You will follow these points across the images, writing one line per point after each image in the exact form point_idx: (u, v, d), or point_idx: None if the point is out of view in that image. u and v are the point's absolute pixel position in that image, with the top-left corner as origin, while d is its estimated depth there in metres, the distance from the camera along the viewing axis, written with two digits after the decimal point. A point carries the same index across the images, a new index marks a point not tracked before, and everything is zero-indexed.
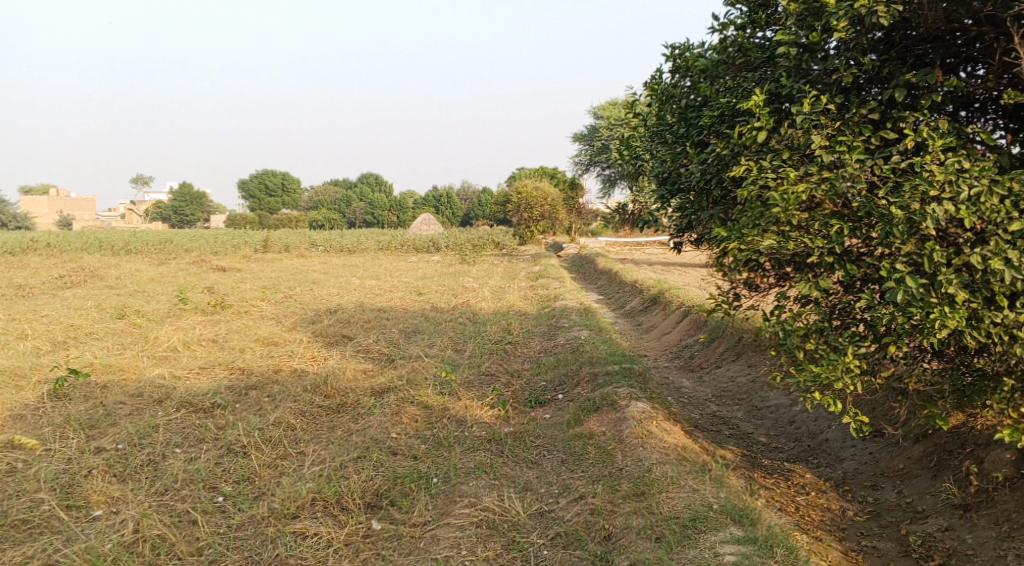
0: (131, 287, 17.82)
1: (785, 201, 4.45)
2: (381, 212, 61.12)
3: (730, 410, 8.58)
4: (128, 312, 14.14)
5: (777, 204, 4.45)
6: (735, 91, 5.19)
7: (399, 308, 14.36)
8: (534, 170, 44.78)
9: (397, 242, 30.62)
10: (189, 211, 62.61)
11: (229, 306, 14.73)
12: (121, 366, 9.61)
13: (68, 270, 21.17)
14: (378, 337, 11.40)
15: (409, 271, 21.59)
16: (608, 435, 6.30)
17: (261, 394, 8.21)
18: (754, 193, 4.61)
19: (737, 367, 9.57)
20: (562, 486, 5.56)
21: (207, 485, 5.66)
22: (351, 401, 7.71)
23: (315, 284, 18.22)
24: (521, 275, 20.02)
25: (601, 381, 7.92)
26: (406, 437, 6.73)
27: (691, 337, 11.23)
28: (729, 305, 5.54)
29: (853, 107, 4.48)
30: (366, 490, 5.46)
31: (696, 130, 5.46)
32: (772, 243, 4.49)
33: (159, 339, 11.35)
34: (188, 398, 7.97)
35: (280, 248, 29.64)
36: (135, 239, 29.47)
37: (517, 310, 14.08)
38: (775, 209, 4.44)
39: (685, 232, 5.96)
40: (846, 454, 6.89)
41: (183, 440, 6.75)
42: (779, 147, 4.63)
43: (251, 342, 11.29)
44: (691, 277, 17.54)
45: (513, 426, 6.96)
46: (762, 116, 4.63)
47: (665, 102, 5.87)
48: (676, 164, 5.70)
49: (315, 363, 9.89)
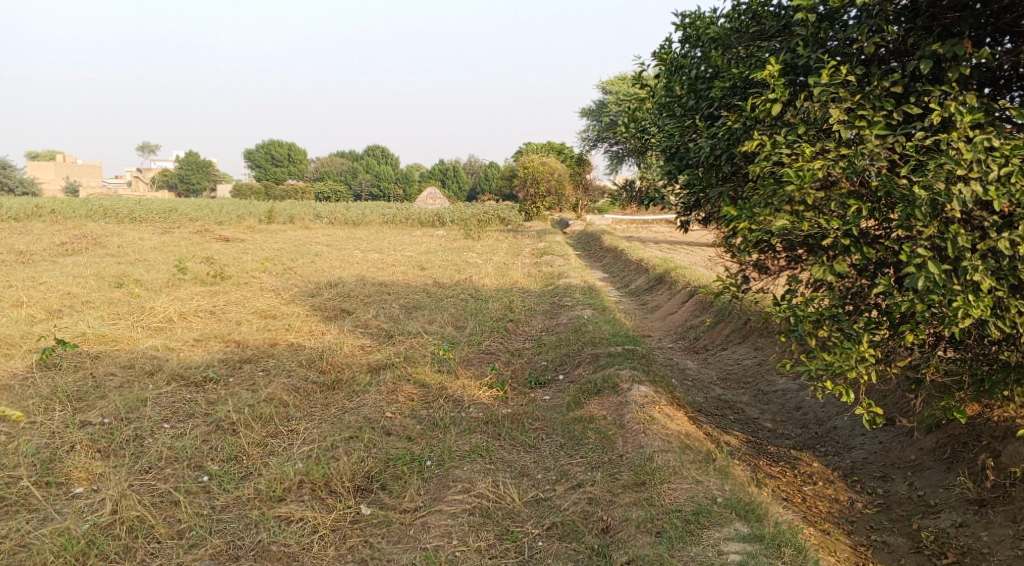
0: (133, 255, 17.64)
1: (800, 179, 4.18)
2: (388, 185, 60.78)
3: (735, 394, 8.36)
4: (127, 281, 13.96)
5: (791, 181, 4.19)
6: (748, 61, 4.90)
7: (401, 282, 14.14)
8: (542, 145, 44.29)
9: (403, 215, 30.35)
10: (195, 180, 62.31)
11: (229, 277, 14.53)
12: (115, 336, 9.42)
13: (71, 237, 20.99)
14: (378, 312, 11.18)
15: (413, 245, 21.33)
16: (609, 420, 6.08)
17: (255, 368, 8.01)
18: (767, 170, 4.34)
19: (743, 350, 9.34)
20: (560, 473, 5.36)
21: (191, 463, 5.47)
22: (346, 377, 7.50)
23: (318, 257, 18.02)
24: (526, 251, 19.75)
25: (603, 362, 7.70)
26: (401, 416, 6.52)
27: (696, 318, 11.00)
28: (737, 288, 5.28)
29: (876, 79, 4.19)
30: (356, 473, 5.27)
31: (707, 103, 5.19)
32: (785, 224, 4.23)
33: (156, 309, 11.16)
34: (180, 371, 7.78)
35: (285, 220, 29.40)
36: (140, 207, 29.28)
37: (520, 287, 13.83)
38: (790, 187, 4.17)
39: (692, 211, 5.70)
40: (853, 443, 6.68)
41: (172, 415, 6.56)
42: (795, 121, 4.34)
43: (249, 314, 11.09)
44: (698, 256, 17.26)
45: (511, 408, 6.75)
46: (777, 87, 4.34)
47: (674, 72, 5.61)
48: (684, 138, 5.44)
49: (312, 337, 9.69)
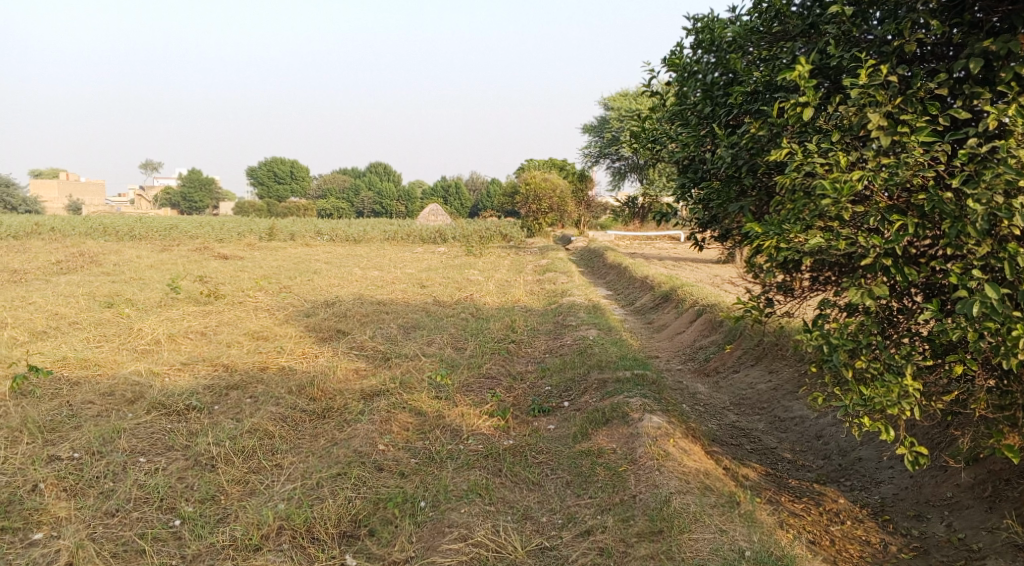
0: (128, 274, 17.21)
1: (836, 192, 3.71)
2: (390, 202, 60.54)
3: (750, 421, 7.88)
4: (118, 300, 13.52)
5: (826, 195, 3.74)
6: (771, 64, 4.49)
7: (400, 301, 13.69)
8: (544, 161, 44.04)
9: (403, 232, 29.93)
10: (197, 198, 62.04)
11: (223, 296, 14.09)
12: (97, 361, 8.97)
13: (66, 256, 20.59)
14: (375, 333, 10.72)
15: (414, 263, 20.89)
16: (619, 454, 5.62)
17: (242, 395, 7.54)
18: (798, 182, 3.88)
19: (756, 373, 8.86)
20: (566, 516, 4.89)
21: (163, 505, 5.01)
22: (337, 405, 7.04)
23: (316, 274, 17.58)
24: (529, 268, 19.32)
25: (610, 388, 7.21)
26: (395, 449, 6.06)
27: (704, 338, 10.53)
28: (759, 312, 4.81)
29: (918, 80, 3.75)
30: (342, 517, 4.84)
31: (725, 111, 4.76)
32: (820, 242, 3.77)
33: (143, 331, 10.70)
34: (161, 398, 7.30)
35: (285, 237, 29.02)
36: (139, 224, 28.89)
37: (522, 305, 13.38)
38: (825, 201, 3.72)
39: (708, 227, 5.26)
40: (880, 477, 6.21)
41: (149, 448, 6.11)
42: (828, 128, 3.90)
43: (240, 336, 10.63)
44: (703, 273, 16.81)
45: (513, 439, 6.28)
46: (808, 90, 3.89)
47: (687, 79, 5.18)
48: (699, 149, 5.01)
49: (305, 361, 9.23)
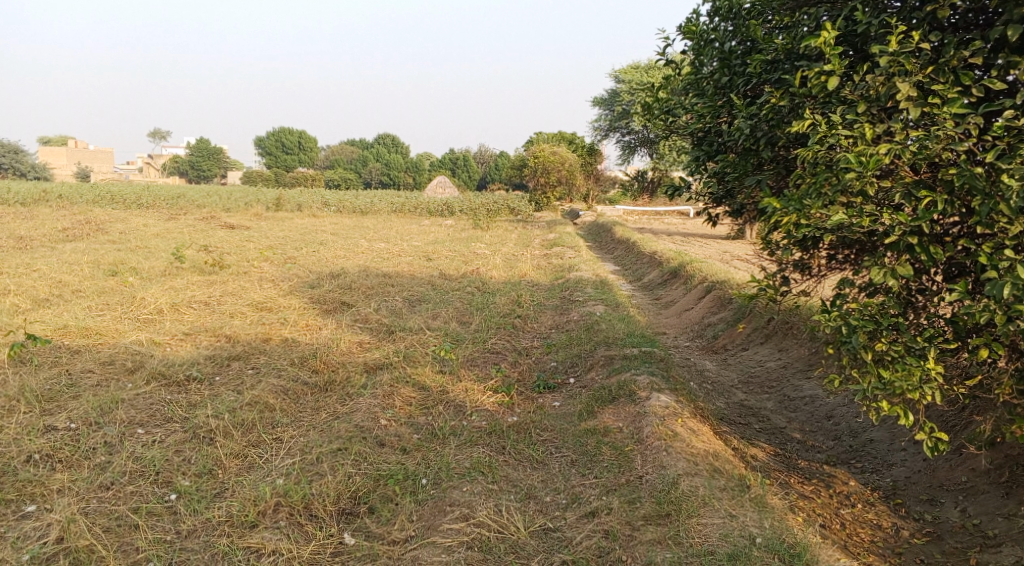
0: (134, 242, 17.09)
1: (861, 166, 3.55)
2: (398, 174, 60.26)
3: (759, 399, 7.74)
4: (122, 268, 13.42)
5: (851, 169, 3.57)
6: (793, 31, 4.29)
7: (406, 274, 13.55)
8: (553, 135, 43.65)
9: (411, 204, 29.73)
10: (205, 167, 61.83)
11: (227, 265, 13.97)
12: (99, 330, 8.87)
13: (73, 223, 20.48)
14: (380, 305, 10.59)
15: (421, 235, 20.72)
16: (626, 433, 5.50)
17: (244, 366, 7.43)
18: (821, 154, 3.71)
19: (765, 351, 8.71)
20: (571, 497, 4.77)
21: (158, 479, 4.92)
22: (339, 379, 6.92)
23: (322, 245, 17.44)
24: (536, 242, 19.14)
25: (617, 366, 7.07)
26: (397, 425, 5.95)
27: (712, 315, 10.37)
28: (774, 291, 4.65)
29: (952, 48, 3.55)
30: (341, 494, 4.75)
31: (744, 80, 4.57)
32: (842, 219, 3.61)
33: (146, 300, 10.59)
34: (161, 368, 7.19)
35: (292, 208, 28.86)
36: (146, 192, 28.76)
37: (529, 280, 13.22)
38: (850, 176, 3.56)
39: (723, 201, 5.07)
40: (892, 460, 6.08)
41: (147, 419, 6.01)
42: (853, 98, 3.71)
43: (244, 306, 10.52)
44: (712, 249, 16.62)
45: (518, 416, 6.16)
46: (834, 57, 3.70)
47: (704, 48, 4.98)
48: (716, 120, 4.82)
49: (308, 332, 9.11)
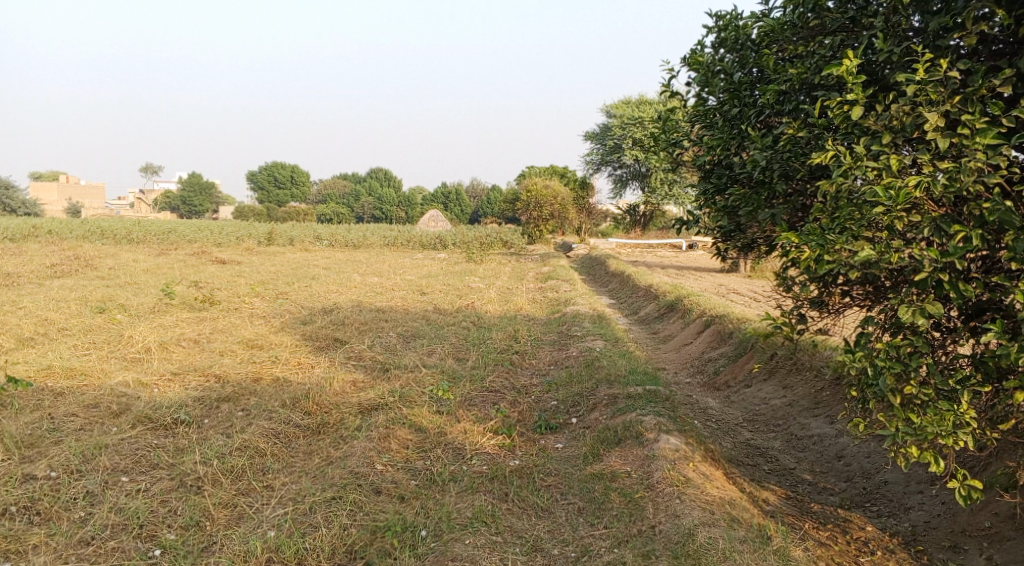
0: (123, 278, 16.82)
1: (889, 200, 3.38)
2: (390, 208, 60.23)
3: (765, 439, 7.49)
4: (110, 306, 13.14)
5: (878, 203, 3.40)
6: (807, 60, 4.14)
7: (400, 309, 13.31)
8: (544, 169, 43.72)
9: (403, 237, 29.56)
10: (197, 202, 61.66)
11: (218, 301, 13.70)
12: (84, 370, 8.59)
13: (62, 259, 20.22)
14: (374, 342, 10.34)
15: (414, 269, 20.51)
16: (634, 478, 5.28)
17: (234, 407, 7.15)
18: (844, 187, 3.54)
19: (769, 388, 8.46)
20: (579, 549, 4.66)
21: (141, 533, 4.68)
22: (333, 421, 6.65)
23: (314, 280, 17.19)
24: (530, 276, 18.96)
25: (621, 405, 6.83)
26: (393, 470, 5.69)
27: (713, 350, 10.15)
28: (790, 329, 4.45)
29: (980, 77, 3.41)
30: (337, 549, 4.59)
31: (755, 111, 4.40)
32: (869, 255, 3.43)
33: (134, 338, 10.32)
34: (147, 411, 6.92)
35: (284, 242, 28.65)
36: (137, 227, 28.52)
37: (525, 314, 13.01)
38: (877, 210, 3.39)
39: (734, 236, 4.89)
40: (909, 503, 5.83)
41: (131, 466, 5.73)
42: (877, 129, 3.56)
43: (234, 344, 10.26)
44: (707, 282, 16.46)
45: (520, 460, 5.91)
46: (857, 86, 3.55)
47: (710, 80, 4.82)
48: (726, 153, 4.63)
49: (300, 371, 8.84)
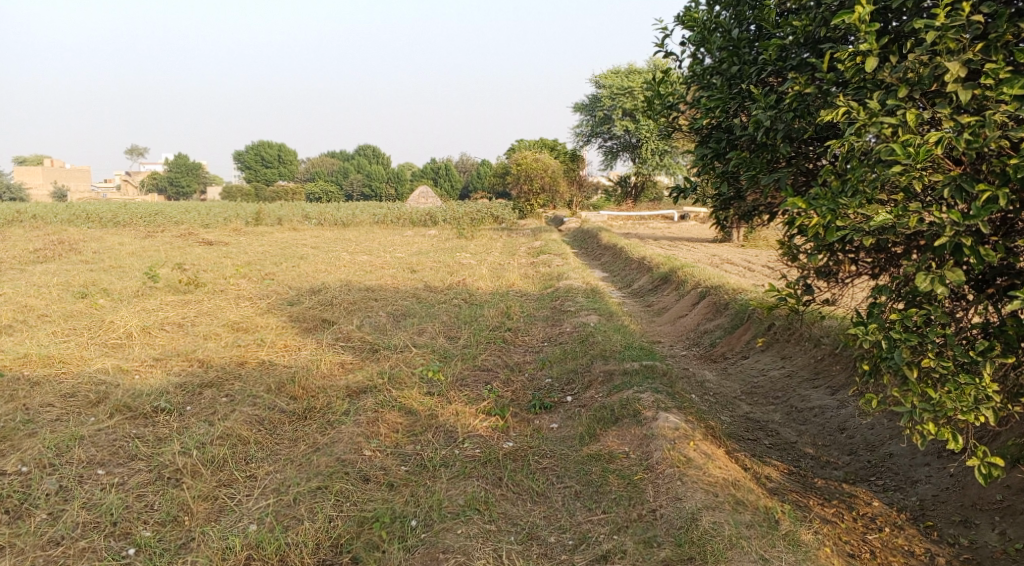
0: (107, 262, 16.47)
1: (909, 158, 3.17)
2: (379, 185, 59.71)
3: (765, 412, 7.27)
4: (93, 290, 12.82)
5: (898, 161, 3.18)
6: (811, 12, 3.89)
7: (390, 287, 13.03)
8: (533, 143, 43.26)
9: (393, 215, 29.18)
10: (185, 183, 60.92)
11: (203, 284, 13.39)
12: (63, 358, 8.31)
13: (46, 244, 19.83)
14: (362, 322, 10.07)
15: (404, 247, 20.18)
16: (633, 459, 5.09)
17: (217, 393, 6.89)
18: (861, 146, 3.31)
19: (767, 359, 8.24)
20: (578, 537, 4.47)
21: (115, 530, 4.50)
22: (320, 405, 6.41)
23: (303, 260, 16.88)
24: (522, 251, 18.69)
25: (618, 382, 6.60)
26: (383, 455, 5.47)
27: (708, 322, 9.93)
28: (796, 300, 4.22)
29: (1004, 22, 3.16)
30: (320, 543, 4.41)
31: (756, 68, 4.15)
32: (886, 218, 3.21)
33: (115, 323, 10.01)
34: (127, 400, 6.65)
35: (273, 222, 28.28)
36: (122, 210, 28.05)
37: (516, 290, 12.76)
38: (895, 169, 3.18)
39: (734, 203, 4.64)
40: (916, 475, 5.64)
41: (108, 459, 5.48)
42: (892, 82, 3.33)
43: (219, 327, 9.98)
44: (700, 254, 16.22)
45: (515, 442, 5.69)
46: (870, 36, 3.31)
47: (706, 38, 4.55)
48: (726, 114, 4.36)
49: (286, 354, 8.58)
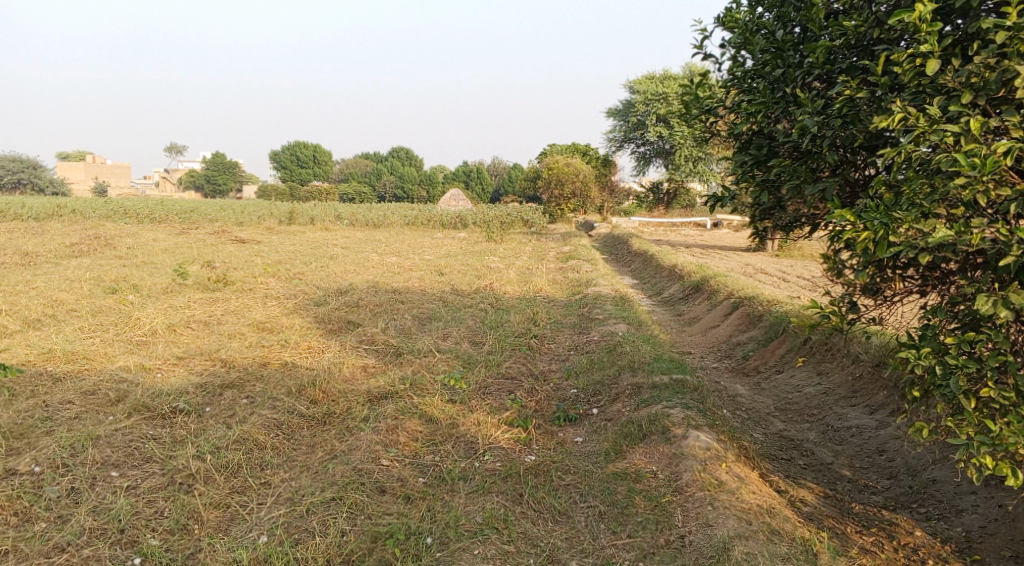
0: (140, 258, 16.52)
1: (975, 169, 2.96)
2: (411, 187, 59.89)
3: (799, 430, 6.97)
4: (123, 286, 12.83)
5: (962, 173, 2.98)
6: (862, 13, 3.67)
7: (417, 290, 12.89)
8: (565, 147, 43.12)
9: (424, 217, 29.10)
10: (221, 181, 61.53)
11: (232, 282, 13.35)
12: (87, 355, 8.25)
13: (82, 238, 20.01)
14: (388, 325, 9.93)
15: (433, 249, 20.05)
16: (661, 480, 4.89)
17: (237, 395, 6.75)
18: (920, 156, 3.11)
19: (802, 375, 7.94)
20: (601, 562, 4.30)
21: (122, 538, 4.46)
22: (339, 410, 6.23)
23: (332, 260, 16.82)
24: (551, 256, 18.47)
25: (646, 396, 6.35)
26: (400, 465, 5.29)
27: (741, 334, 9.63)
28: (840, 318, 3.98)
29: None
30: (331, 558, 4.31)
31: (801, 71, 3.90)
32: (946, 234, 3.00)
33: (141, 320, 9.97)
34: (146, 399, 6.53)
35: (306, 221, 28.37)
36: (158, 206, 28.28)
37: (545, 296, 12.55)
38: (958, 181, 2.97)
39: (775, 210, 4.38)
40: (961, 504, 5.34)
41: (121, 460, 5.34)
42: (954, 87, 3.13)
43: (244, 326, 9.88)
44: (733, 263, 15.89)
45: (537, 456, 5.48)
46: (932, 36, 3.09)
47: (748, 39, 4.31)
48: (768, 120, 4.12)
49: (310, 356, 8.45)
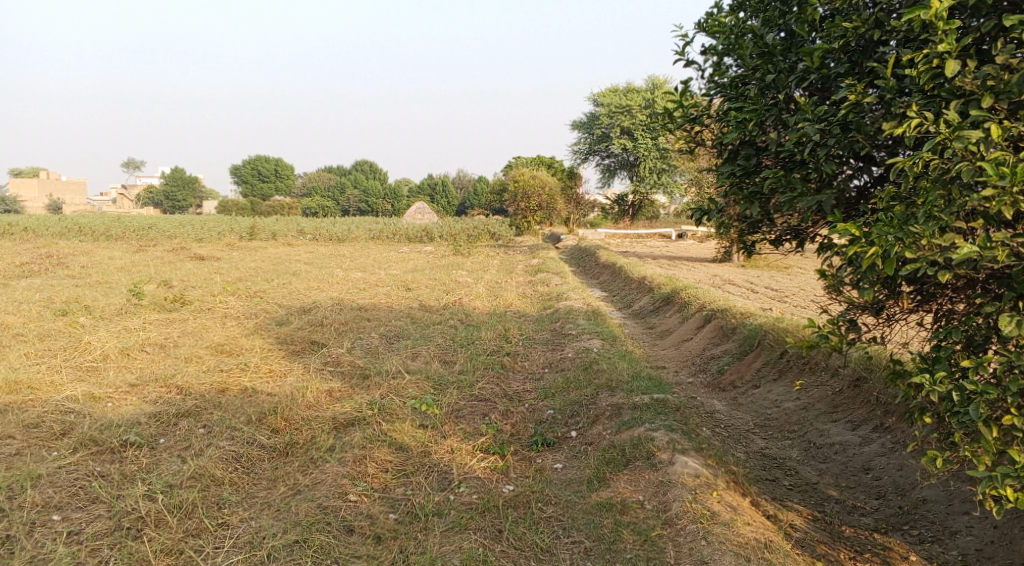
0: (94, 278, 15.88)
1: (1003, 178, 2.92)
2: (375, 201, 59.34)
3: (781, 448, 6.73)
4: (74, 307, 12.24)
5: (989, 183, 2.93)
6: (861, 14, 3.48)
7: (383, 307, 12.51)
8: (529, 160, 42.96)
9: (389, 231, 28.63)
10: (181, 197, 60.34)
11: (190, 301, 12.83)
12: (32, 384, 7.74)
13: (33, 258, 19.26)
14: (354, 345, 9.54)
15: (400, 263, 19.64)
16: (650, 511, 4.68)
17: (193, 424, 6.33)
18: (940, 164, 3.07)
19: (780, 390, 7.70)
20: None
21: None
22: (302, 440, 5.82)
23: (295, 277, 16.33)
24: (519, 269, 18.21)
25: (628, 419, 6.06)
26: (369, 500, 4.95)
27: (715, 347, 9.41)
28: (840, 339, 3.76)
29: None
30: None
31: (796, 76, 3.69)
32: (971, 250, 2.94)
33: (92, 345, 9.45)
34: (93, 432, 6.08)
35: (267, 236, 27.74)
36: (115, 223, 27.45)
37: (515, 310, 12.26)
38: (987, 191, 2.92)
39: (764, 224, 4.15)
40: (955, 525, 5.12)
41: (63, 501, 4.91)
42: (971, 90, 3.08)
43: (202, 349, 9.41)
44: (703, 274, 15.76)
45: (516, 485, 5.19)
46: (949, 34, 3.06)
47: (733, 44, 4.08)
48: (759, 129, 3.89)
49: (271, 380, 8.04)
